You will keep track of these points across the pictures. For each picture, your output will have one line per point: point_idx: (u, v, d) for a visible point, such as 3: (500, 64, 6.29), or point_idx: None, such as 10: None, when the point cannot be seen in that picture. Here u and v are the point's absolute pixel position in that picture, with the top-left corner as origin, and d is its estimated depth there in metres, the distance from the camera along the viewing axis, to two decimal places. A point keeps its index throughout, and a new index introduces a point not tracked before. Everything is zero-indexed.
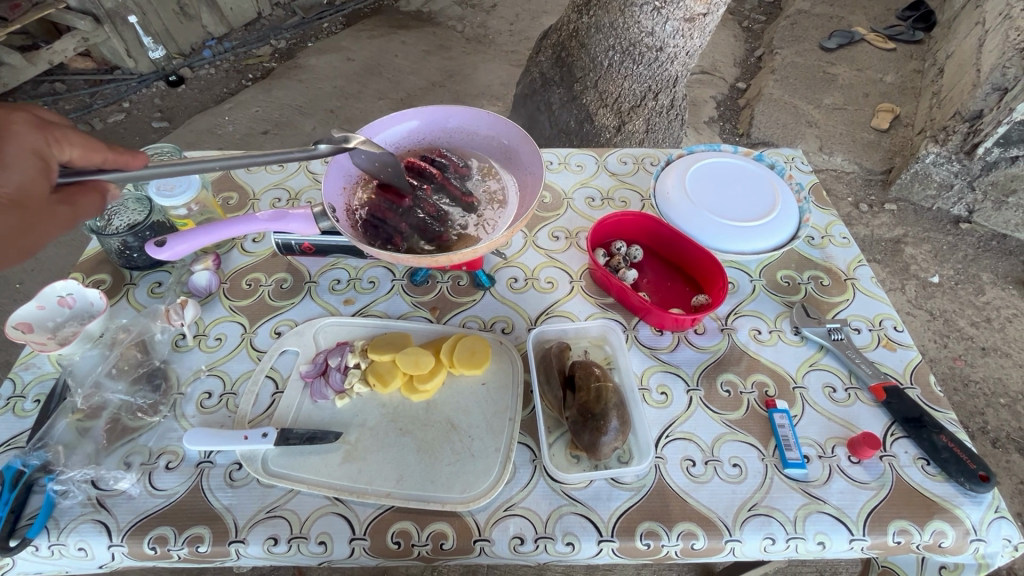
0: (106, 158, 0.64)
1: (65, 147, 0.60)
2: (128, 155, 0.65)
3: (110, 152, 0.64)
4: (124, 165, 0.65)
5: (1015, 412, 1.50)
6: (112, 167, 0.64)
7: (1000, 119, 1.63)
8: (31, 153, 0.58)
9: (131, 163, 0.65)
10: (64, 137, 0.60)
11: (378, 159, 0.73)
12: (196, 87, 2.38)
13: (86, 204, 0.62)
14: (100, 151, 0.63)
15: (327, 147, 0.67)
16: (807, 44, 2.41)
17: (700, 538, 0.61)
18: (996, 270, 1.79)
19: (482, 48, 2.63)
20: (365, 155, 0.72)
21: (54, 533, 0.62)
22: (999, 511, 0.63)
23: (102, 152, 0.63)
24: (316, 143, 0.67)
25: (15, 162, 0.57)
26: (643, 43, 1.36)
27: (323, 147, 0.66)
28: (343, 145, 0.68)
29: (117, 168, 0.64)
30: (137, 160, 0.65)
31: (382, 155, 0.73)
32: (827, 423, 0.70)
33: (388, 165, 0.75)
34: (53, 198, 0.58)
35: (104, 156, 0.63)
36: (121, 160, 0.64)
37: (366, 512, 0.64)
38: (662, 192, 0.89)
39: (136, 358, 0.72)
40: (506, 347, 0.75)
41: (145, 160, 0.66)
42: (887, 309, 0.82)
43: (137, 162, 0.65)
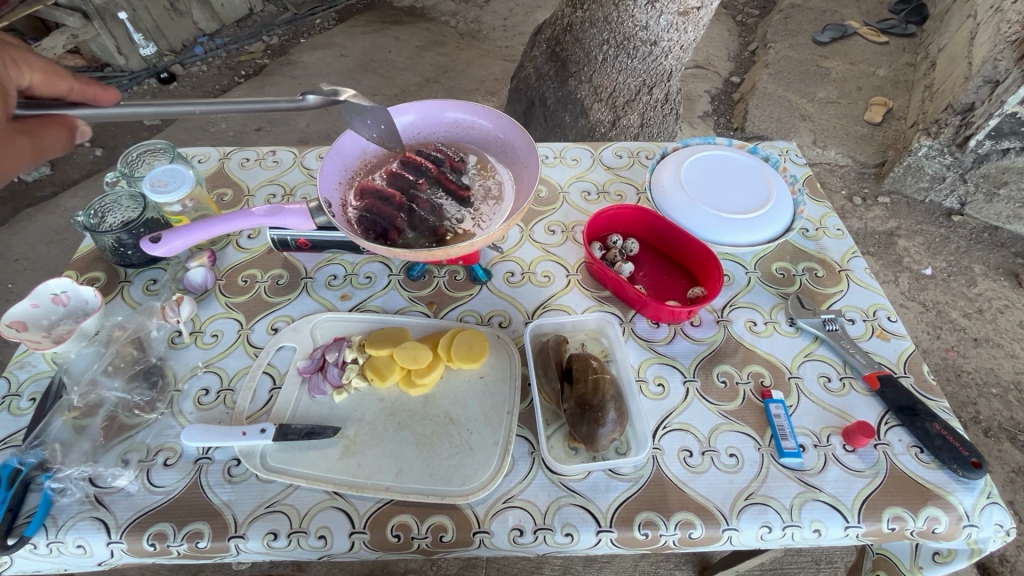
0: (71, 87, 0.68)
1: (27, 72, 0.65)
2: (97, 88, 0.69)
3: (75, 81, 0.68)
4: (94, 97, 0.69)
5: (1006, 402, 1.51)
6: (78, 97, 0.68)
7: (991, 111, 1.64)
8: None
9: (99, 96, 0.70)
10: (24, 62, 0.64)
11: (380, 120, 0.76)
12: (188, 85, 2.36)
13: (52, 136, 0.66)
14: (64, 80, 0.67)
15: (315, 98, 0.67)
16: (800, 38, 2.42)
17: (697, 527, 0.62)
18: (988, 262, 1.81)
19: (476, 43, 2.62)
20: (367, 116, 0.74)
21: (51, 531, 0.62)
22: (991, 498, 0.64)
23: (66, 81, 0.67)
24: (305, 95, 0.67)
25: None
26: (638, 37, 1.36)
27: (312, 99, 0.66)
28: (333, 97, 0.68)
29: (84, 98, 0.68)
30: (103, 92, 0.70)
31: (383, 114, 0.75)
32: (822, 412, 0.71)
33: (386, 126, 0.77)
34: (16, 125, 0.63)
35: (69, 84, 0.67)
36: (90, 91, 0.69)
37: (365, 505, 0.64)
38: (657, 184, 0.89)
39: (133, 355, 0.72)
40: (503, 341, 0.75)
41: (113, 94, 0.71)
42: (881, 300, 0.82)
43: (106, 96, 0.70)
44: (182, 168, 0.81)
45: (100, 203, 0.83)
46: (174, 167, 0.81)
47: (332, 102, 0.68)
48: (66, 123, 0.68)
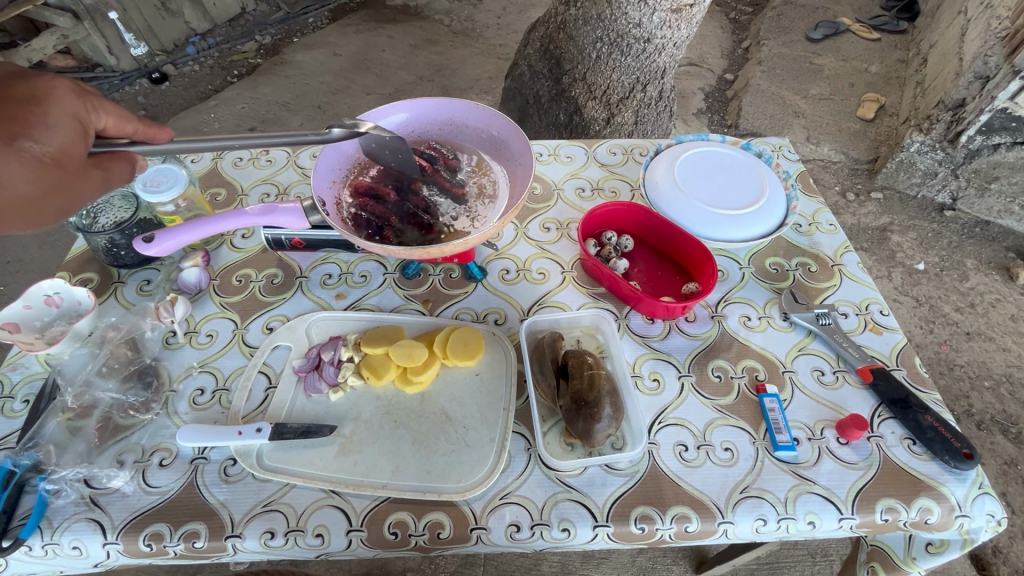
0: (137, 129, 0.67)
1: (102, 114, 0.63)
2: (155, 128, 0.69)
3: (141, 124, 0.67)
4: (151, 137, 0.68)
5: (998, 395, 1.53)
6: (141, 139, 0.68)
7: (982, 107, 1.66)
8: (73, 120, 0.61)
9: (158, 136, 0.69)
10: (101, 104, 0.63)
11: (389, 147, 0.76)
12: (180, 84, 2.35)
13: (117, 170, 0.65)
14: (133, 122, 0.66)
15: (341, 132, 0.68)
16: (793, 35, 2.43)
17: (693, 521, 0.62)
18: (980, 257, 1.82)
19: (470, 42, 2.62)
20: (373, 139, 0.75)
21: (47, 533, 0.62)
22: (983, 488, 0.65)
23: (134, 124, 0.67)
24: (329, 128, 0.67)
25: (56, 123, 0.59)
26: (631, 34, 1.36)
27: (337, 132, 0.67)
28: (355, 130, 0.70)
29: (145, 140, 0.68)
30: (164, 133, 0.69)
31: (394, 142, 0.76)
32: (816, 406, 0.71)
33: (396, 153, 0.77)
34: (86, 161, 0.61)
35: (135, 127, 0.66)
36: (149, 132, 0.68)
37: (362, 503, 0.64)
38: (651, 181, 0.89)
39: (127, 355, 0.72)
40: (498, 338, 0.76)
41: (170, 134, 0.70)
42: (873, 294, 0.83)
43: (163, 136, 0.69)
44: (175, 168, 0.81)
45: (91, 204, 0.82)
46: (166, 167, 0.80)
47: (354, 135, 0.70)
48: (129, 156, 0.67)
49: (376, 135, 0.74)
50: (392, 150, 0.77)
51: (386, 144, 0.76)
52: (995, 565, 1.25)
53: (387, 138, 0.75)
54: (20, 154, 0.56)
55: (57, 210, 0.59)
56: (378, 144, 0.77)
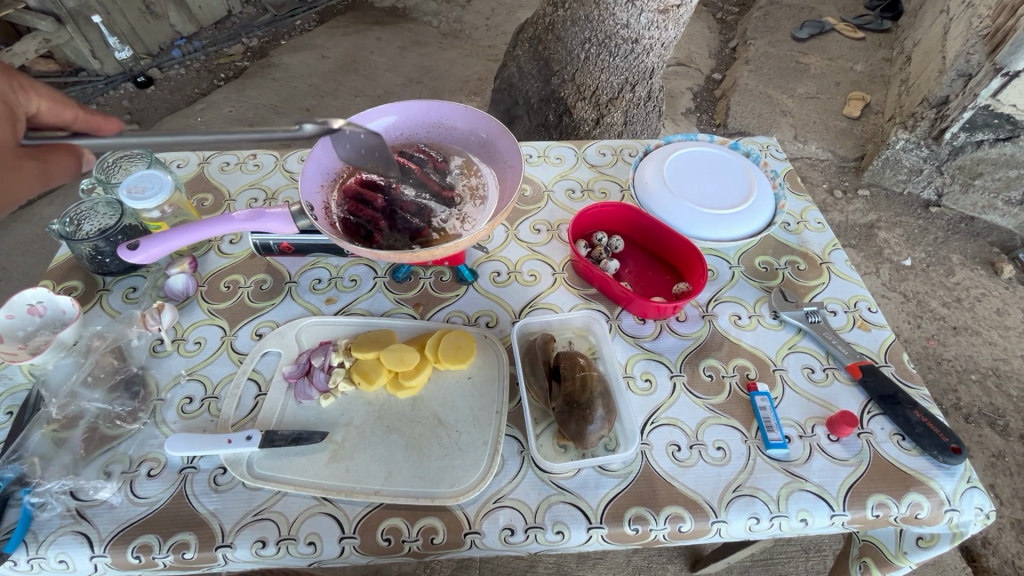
0: (77, 118, 0.71)
1: (34, 98, 0.68)
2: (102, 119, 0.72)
3: (84, 113, 0.71)
4: (97, 126, 0.72)
5: (985, 388, 1.55)
6: (83, 127, 0.72)
7: (965, 104, 1.68)
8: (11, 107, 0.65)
9: (103, 125, 0.72)
10: (32, 87, 0.68)
11: (364, 146, 0.75)
12: (166, 88, 2.32)
13: (60, 162, 0.66)
14: (70, 108, 0.71)
15: (312, 128, 0.67)
16: (779, 35, 2.45)
17: (687, 521, 0.63)
18: (965, 252, 1.85)
19: (459, 43, 2.61)
20: (349, 140, 0.74)
21: (32, 547, 0.60)
22: (971, 482, 0.66)
23: (72, 110, 0.71)
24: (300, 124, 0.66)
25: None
26: (619, 35, 1.36)
27: (308, 128, 0.66)
28: (326, 126, 0.68)
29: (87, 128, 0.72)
30: (109, 123, 0.73)
31: (369, 139, 0.74)
32: (807, 403, 0.72)
33: (374, 152, 0.76)
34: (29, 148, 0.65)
35: (75, 115, 0.71)
36: (93, 121, 0.72)
37: (355, 510, 0.63)
38: (640, 180, 0.90)
39: (113, 364, 0.71)
40: (490, 341, 0.75)
41: (117, 125, 0.74)
42: (861, 291, 0.84)
43: (110, 125, 0.73)
44: (160, 174, 0.80)
45: (75, 211, 0.81)
46: (151, 173, 0.79)
47: (327, 131, 0.69)
48: (78, 151, 0.68)
49: (352, 134, 0.73)
50: (369, 148, 0.75)
51: (363, 144, 0.75)
52: (985, 556, 1.27)
53: (363, 136, 0.73)
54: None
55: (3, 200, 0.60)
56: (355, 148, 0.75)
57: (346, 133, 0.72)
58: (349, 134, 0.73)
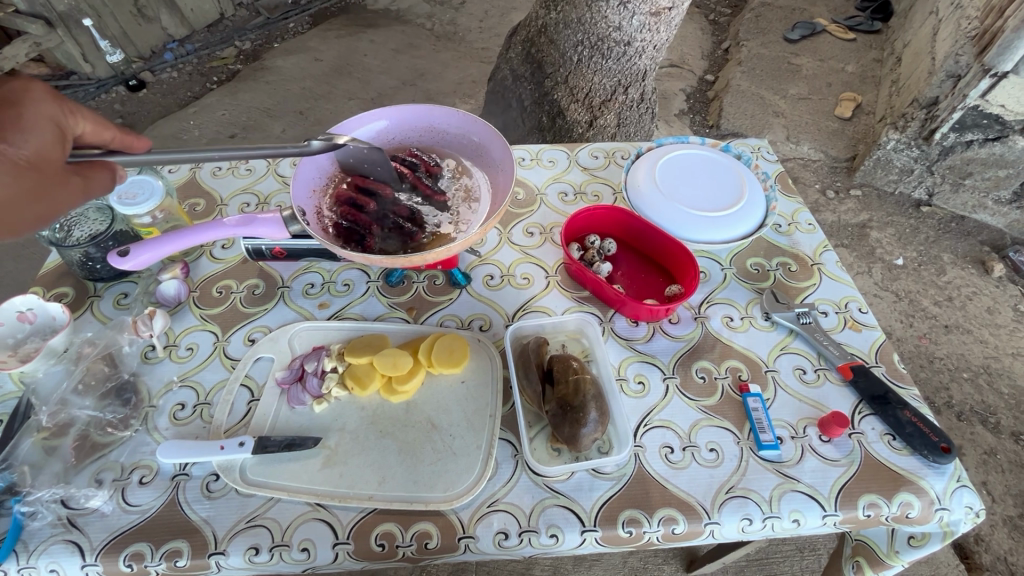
0: (115, 137, 0.68)
1: (79, 119, 0.63)
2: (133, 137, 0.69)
3: (119, 131, 0.68)
4: (128, 145, 0.69)
5: (977, 386, 1.56)
6: (118, 146, 0.68)
7: (954, 105, 1.69)
8: (50, 123, 0.61)
9: (134, 144, 0.69)
10: (77, 108, 0.63)
11: (367, 160, 0.77)
12: (158, 91, 2.31)
13: (99, 179, 0.63)
14: (110, 130, 0.67)
15: (319, 144, 0.69)
16: (771, 36, 2.46)
17: (680, 523, 0.63)
18: (956, 251, 1.87)
19: (452, 45, 2.61)
20: (351, 154, 0.76)
21: (23, 556, 0.60)
22: (961, 481, 0.66)
23: (111, 131, 0.67)
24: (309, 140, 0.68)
25: (31, 127, 0.59)
26: (611, 38, 1.37)
27: (316, 144, 0.69)
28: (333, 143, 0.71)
29: (122, 147, 0.68)
30: (140, 142, 0.70)
31: (372, 154, 0.76)
32: (799, 404, 0.72)
33: (375, 166, 0.78)
34: (66, 167, 0.61)
35: (114, 134, 0.67)
36: (126, 140, 0.69)
37: (349, 516, 0.63)
38: (632, 183, 0.90)
39: (104, 371, 0.71)
40: (484, 344, 0.75)
41: (148, 143, 0.70)
42: (851, 292, 0.84)
43: (141, 144, 0.70)
44: (151, 179, 0.79)
45: (65, 217, 0.80)
46: (143, 179, 0.79)
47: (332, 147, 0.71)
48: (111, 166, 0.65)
49: (355, 149, 0.75)
50: (372, 163, 0.78)
51: (365, 158, 0.77)
52: (978, 553, 1.28)
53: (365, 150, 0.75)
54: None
55: (34, 214, 0.58)
56: (356, 160, 0.78)
57: (348, 148, 0.75)
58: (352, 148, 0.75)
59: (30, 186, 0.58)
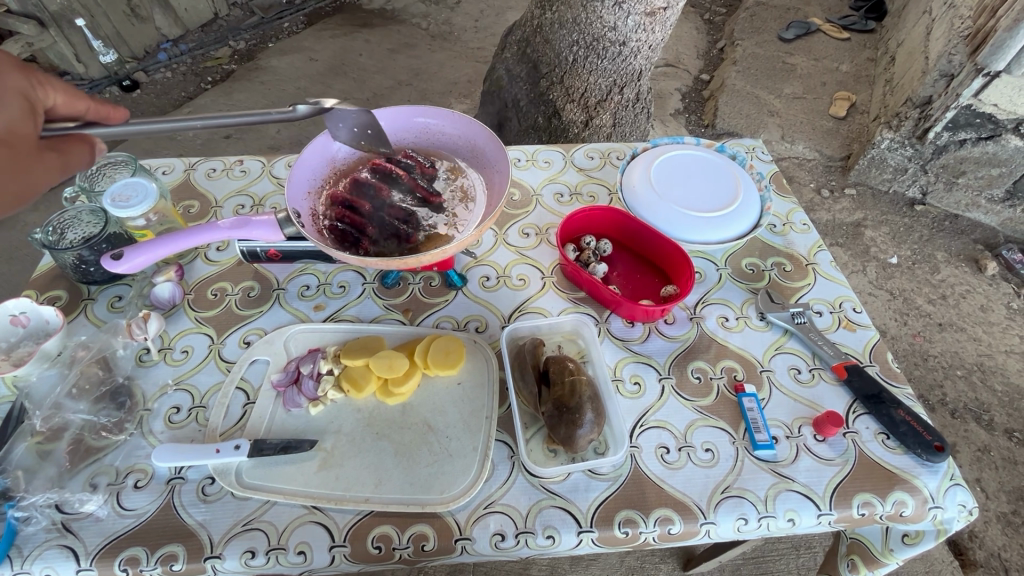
0: (90, 107, 0.68)
1: (49, 91, 0.65)
2: (110, 107, 0.68)
3: (93, 101, 0.68)
4: (106, 115, 0.68)
5: (971, 383, 1.57)
6: (94, 117, 0.69)
7: (948, 104, 1.70)
8: (19, 97, 0.63)
9: (111, 115, 0.68)
10: (46, 80, 0.65)
11: (358, 125, 0.75)
12: (152, 92, 2.30)
13: (75, 153, 0.66)
14: (83, 100, 0.68)
15: (306, 109, 0.66)
16: (765, 36, 2.47)
17: (676, 523, 0.63)
18: (950, 249, 1.88)
19: (448, 45, 2.61)
20: (344, 121, 0.74)
21: (17, 561, 0.60)
22: (954, 479, 0.67)
23: (85, 101, 0.68)
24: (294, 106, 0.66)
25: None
26: (606, 38, 1.37)
27: (303, 109, 0.65)
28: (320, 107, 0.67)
29: (98, 117, 0.68)
30: (116, 112, 0.68)
31: (361, 119, 0.74)
32: (794, 404, 0.73)
33: (368, 130, 0.76)
34: (38, 142, 0.63)
35: (87, 105, 0.68)
36: (103, 111, 0.68)
37: (345, 518, 0.63)
38: (628, 184, 0.90)
39: (98, 375, 0.71)
40: (480, 345, 0.76)
41: (125, 113, 0.69)
42: (846, 291, 0.85)
43: (118, 114, 0.69)
44: (144, 181, 0.79)
45: (58, 220, 0.80)
46: (136, 180, 0.79)
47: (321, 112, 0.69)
48: (86, 139, 0.67)
49: (347, 115, 0.73)
50: (362, 126, 0.75)
51: (356, 124, 0.75)
52: (972, 549, 1.29)
53: (356, 115, 0.73)
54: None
55: (15, 190, 0.61)
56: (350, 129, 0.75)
57: (342, 115, 0.73)
58: (342, 114, 0.72)
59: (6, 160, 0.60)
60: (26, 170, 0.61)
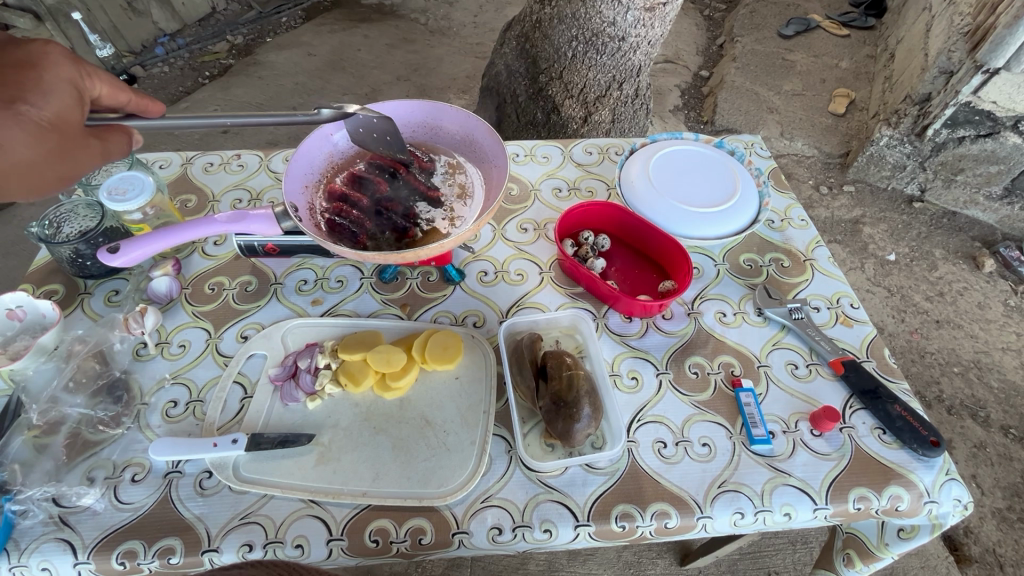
0: (130, 99, 0.68)
1: (96, 81, 0.64)
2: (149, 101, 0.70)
3: (134, 94, 0.68)
4: (144, 109, 0.70)
5: (967, 380, 1.58)
6: (133, 109, 0.69)
7: (947, 101, 1.70)
8: (69, 85, 0.61)
9: (150, 108, 0.70)
10: (95, 72, 0.64)
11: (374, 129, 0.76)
12: (149, 86, 2.28)
13: (116, 143, 0.64)
14: (125, 92, 0.67)
15: (329, 113, 0.67)
16: (765, 32, 2.47)
17: (673, 517, 0.63)
18: (948, 246, 1.88)
19: (447, 40, 2.60)
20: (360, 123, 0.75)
21: (15, 555, 0.60)
22: (950, 474, 0.67)
23: (126, 94, 0.67)
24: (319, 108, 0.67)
25: (51, 89, 0.59)
26: (606, 33, 1.36)
27: (326, 113, 0.67)
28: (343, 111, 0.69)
29: (137, 110, 0.69)
30: (156, 107, 0.70)
31: (381, 124, 0.75)
32: (791, 399, 0.73)
33: (386, 136, 0.77)
34: (86, 130, 0.61)
35: (129, 97, 0.67)
36: (142, 104, 0.69)
37: (343, 512, 0.63)
38: (626, 179, 0.90)
39: (95, 369, 0.71)
40: (478, 340, 0.76)
41: (163, 108, 0.71)
42: (844, 287, 0.85)
43: (157, 108, 0.70)
44: (142, 175, 0.79)
45: (54, 214, 0.80)
46: (132, 174, 0.78)
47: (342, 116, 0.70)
48: (127, 129, 0.66)
49: (364, 118, 0.74)
50: (381, 132, 0.77)
51: (374, 128, 0.76)
52: (967, 545, 1.30)
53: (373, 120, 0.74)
54: (18, 117, 0.56)
55: (57, 175, 0.60)
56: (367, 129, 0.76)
57: (358, 117, 0.74)
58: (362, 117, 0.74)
59: (53, 147, 0.59)
60: (74, 159, 0.60)
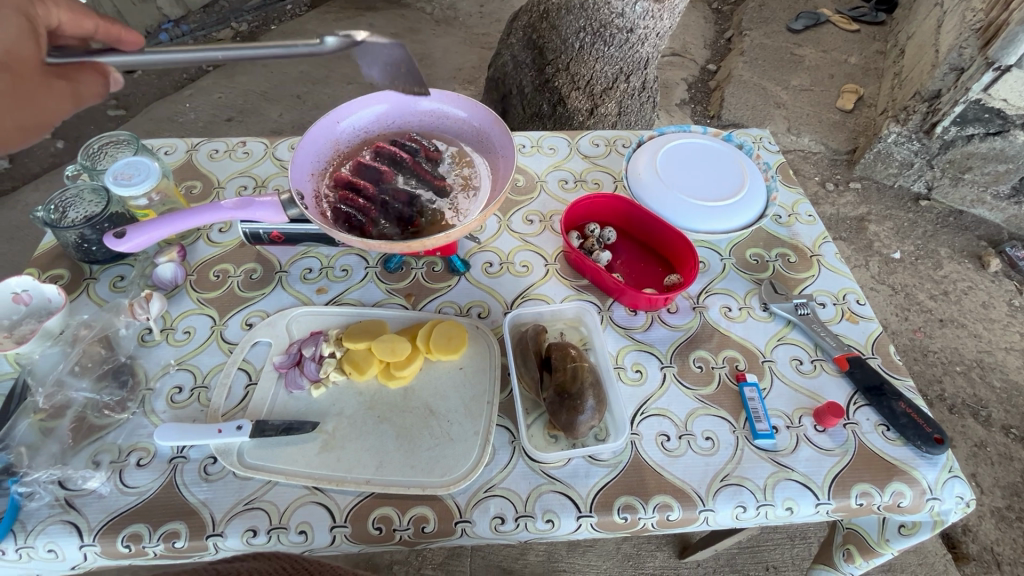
0: (98, 26, 0.68)
1: (51, 9, 0.65)
2: (120, 27, 0.68)
3: (101, 20, 0.67)
4: (114, 34, 0.68)
5: (969, 379, 1.58)
6: (103, 36, 0.68)
7: (957, 98, 1.69)
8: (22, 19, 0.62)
9: (122, 34, 0.68)
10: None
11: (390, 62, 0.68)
12: (153, 73, 2.27)
13: (86, 82, 0.65)
14: (90, 19, 0.67)
15: (333, 42, 0.61)
16: (774, 26, 2.44)
17: (675, 509, 0.63)
18: (953, 245, 1.87)
19: (452, 30, 2.58)
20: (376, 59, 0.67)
21: (21, 536, 0.60)
22: (953, 471, 0.67)
23: (92, 20, 0.67)
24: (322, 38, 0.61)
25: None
26: (614, 24, 1.35)
27: (330, 43, 0.61)
28: (349, 40, 0.62)
29: (107, 37, 0.68)
30: (128, 33, 0.68)
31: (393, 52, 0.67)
32: (795, 394, 0.73)
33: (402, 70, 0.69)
34: (46, 68, 0.62)
35: (95, 23, 0.67)
36: (111, 29, 0.68)
37: (346, 499, 0.64)
38: (634, 172, 0.89)
39: (100, 354, 0.71)
40: (482, 332, 0.75)
41: (139, 37, 0.69)
42: (850, 284, 0.84)
43: (131, 37, 0.68)
44: (147, 161, 0.78)
45: (60, 198, 0.80)
46: (137, 159, 0.78)
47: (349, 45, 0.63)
48: (98, 67, 0.67)
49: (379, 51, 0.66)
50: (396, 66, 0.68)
51: (393, 62, 0.68)
52: (965, 543, 1.31)
53: (386, 49, 0.66)
54: None
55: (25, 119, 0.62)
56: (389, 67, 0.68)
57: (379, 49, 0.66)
58: (374, 50, 0.66)
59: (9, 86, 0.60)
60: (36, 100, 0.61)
